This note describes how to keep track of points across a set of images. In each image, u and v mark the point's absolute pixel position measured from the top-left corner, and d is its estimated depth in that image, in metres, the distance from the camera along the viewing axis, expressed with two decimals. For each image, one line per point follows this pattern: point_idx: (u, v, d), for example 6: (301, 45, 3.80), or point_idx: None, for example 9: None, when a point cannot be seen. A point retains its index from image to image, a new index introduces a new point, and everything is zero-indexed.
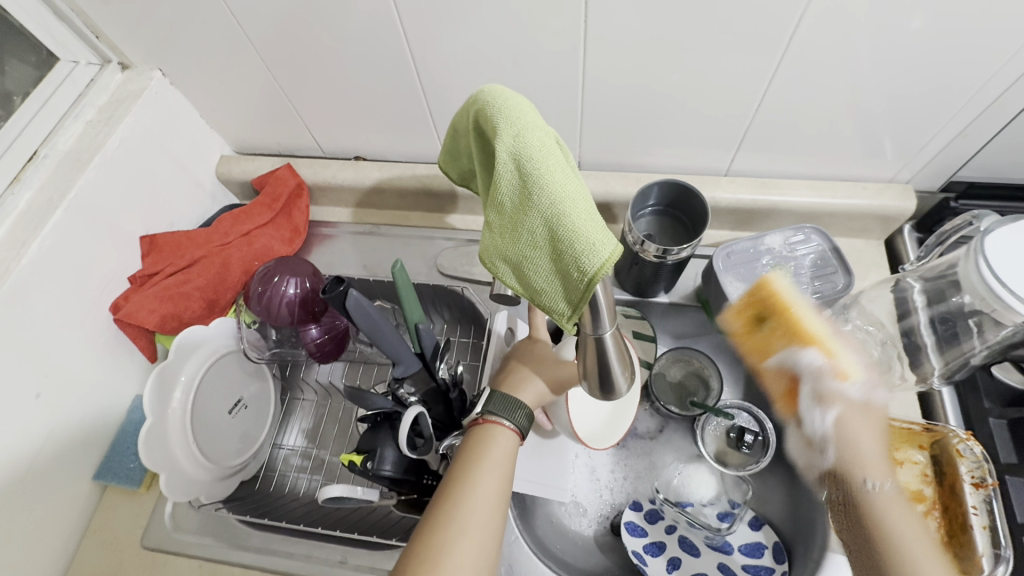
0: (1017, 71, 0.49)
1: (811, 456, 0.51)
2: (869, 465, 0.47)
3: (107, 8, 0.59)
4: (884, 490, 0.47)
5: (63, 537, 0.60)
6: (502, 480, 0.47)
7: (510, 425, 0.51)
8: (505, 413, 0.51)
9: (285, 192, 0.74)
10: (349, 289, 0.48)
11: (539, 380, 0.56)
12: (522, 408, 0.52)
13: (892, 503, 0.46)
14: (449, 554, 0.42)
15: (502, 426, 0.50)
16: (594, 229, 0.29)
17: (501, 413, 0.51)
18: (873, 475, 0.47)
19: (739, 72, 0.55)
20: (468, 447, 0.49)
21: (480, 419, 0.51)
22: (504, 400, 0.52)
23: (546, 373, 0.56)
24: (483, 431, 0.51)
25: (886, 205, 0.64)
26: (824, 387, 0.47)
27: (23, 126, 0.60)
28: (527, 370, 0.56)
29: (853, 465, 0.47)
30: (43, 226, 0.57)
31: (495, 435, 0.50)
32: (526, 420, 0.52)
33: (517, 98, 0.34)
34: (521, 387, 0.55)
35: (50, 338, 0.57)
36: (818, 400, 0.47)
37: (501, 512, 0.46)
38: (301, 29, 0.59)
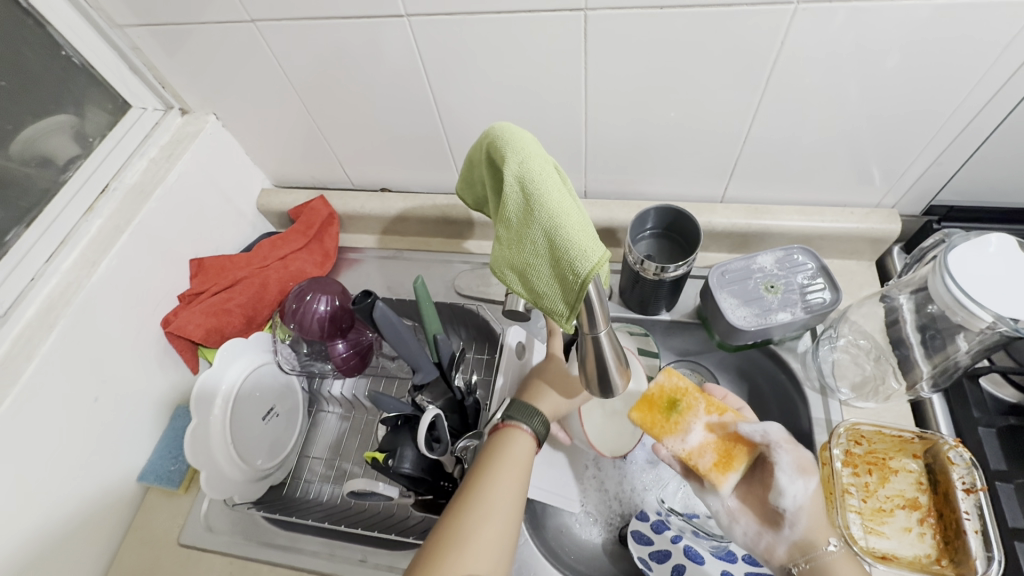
0: (982, 100, 0.54)
1: (768, 537, 0.52)
2: (819, 529, 0.50)
3: (175, 63, 0.69)
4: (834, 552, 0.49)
5: (108, 532, 0.66)
6: (523, 474, 0.52)
7: (529, 429, 0.56)
8: (525, 418, 0.56)
9: (318, 221, 0.82)
10: (376, 301, 0.54)
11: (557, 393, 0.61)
12: (539, 415, 0.57)
13: (841, 561, 0.48)
14: (476, 527, 0.46)
15: (522, 430, 0.56)
16: (585, 239, 0.35)
17: (521, 417, 0.56)
18: (830, 537, 0.50)
19: (727, 108, 0.61)
20: (490, 446, 0.55)
21: (502, 423, 0.56)
22: (526, 412, 0.57)
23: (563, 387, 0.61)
24: (503, 434, 0.56)
25: (874, 228, 0.69)
26: (780, 455, 0.52)
27: (99, 163, 0.69)
28: (546, 384, 0.61)
29: (817, 534, 0.50)
30: (111, 248, 0.65)
31: (516, 438, 0.55)
32: (543, 429, 0.57)
33: (520, 131, 0.40)
34: (541, 398, 0.60)
35: (111, 348, 0.65)
36: (799, 465, 0.51)
37: (522, 501, 0.51)
38: (340, 78, 0.67)
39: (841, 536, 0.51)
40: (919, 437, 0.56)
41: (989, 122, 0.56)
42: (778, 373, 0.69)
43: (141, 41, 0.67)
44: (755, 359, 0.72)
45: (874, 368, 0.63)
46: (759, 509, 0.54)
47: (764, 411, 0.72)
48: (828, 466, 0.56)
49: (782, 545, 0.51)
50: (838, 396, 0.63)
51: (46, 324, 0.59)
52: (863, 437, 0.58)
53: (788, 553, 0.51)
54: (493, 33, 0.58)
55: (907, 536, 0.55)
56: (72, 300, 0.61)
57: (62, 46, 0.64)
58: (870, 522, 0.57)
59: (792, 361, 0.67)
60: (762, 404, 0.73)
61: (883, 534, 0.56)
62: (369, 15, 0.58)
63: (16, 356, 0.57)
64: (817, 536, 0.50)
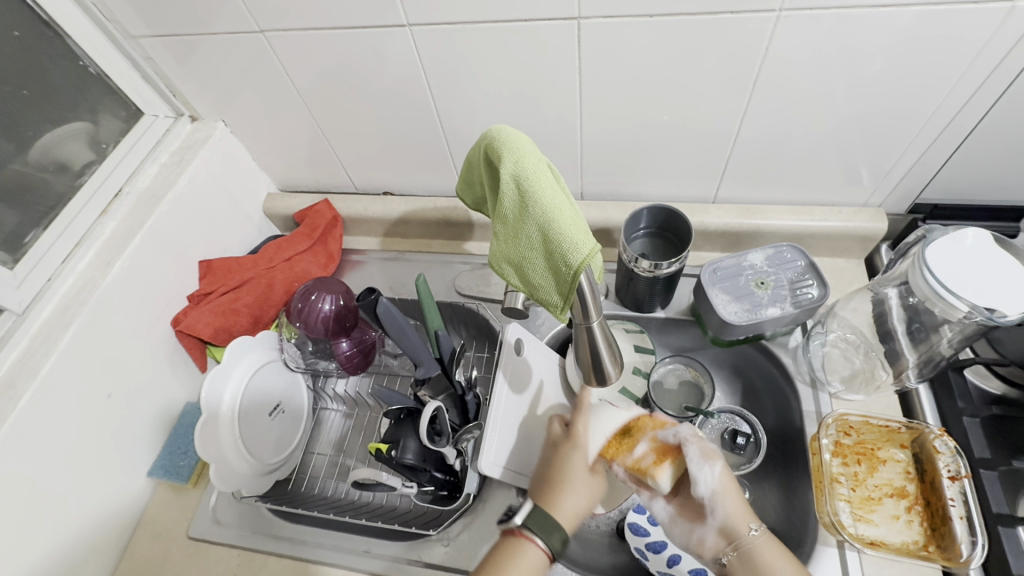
0: (960, 101, 0.57)
1: (697, 530, 0.54)
2: (739, 516, 0.52)
3: (187, 72, 0.72)
4: (756, 539, 0.50)
5: (120, 525, 0.68)
6: None
7: (543, 545, 0.48)
8: (542, 534, 0.49)
9: (322, 224, 0.85)
10: (379, 297, 0.56)
11: (581, 492, 0.53)
12: (558, 529, 0.49)
13: (763, 547, 0.50)
14: None
15: (535, 545, 0.48)
16: (576, 232, 0.37)
17: (536, 530, 0.49)
18: (750, 523, 0.51)
19: (716, 111, 0.64)
20: (494, 554, 0.48)
21: (514, 531, 0.49)
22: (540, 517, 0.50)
23: (587, 485, 0.54)
24: (513, 543, 0.49)
25: (861, 226, 0.71)
26: (693, 450, 0.53)
27: (113, 168, 0.72)
28: (567, 480, 0.54)
29: (737, 519, 0.52)
30: (125, 250, 0.67)
31: (526, 552, 0.48)
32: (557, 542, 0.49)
33: (515, 132, 0.43)
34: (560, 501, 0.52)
35: (123, 346, 0.67)
36: (704, 452, 0.53)
37: None
38: (344, 85, 0.70)
39: (831, 524, 0.54)
40: (906, 427, 0.58)
41: (967, 122, 0.59)
42: (770, 368, 0.71)
43: (155, 52, 0.70)
44: (748, 355, 0.74)
45: (864, 362, 0.65)
46: (690, 504, 0.55)
47: (758, 406, 0.74)
48: (818, 455, 0.58)
49: (710, 535, 0.53)
50: (828, 388, 0.65)
51: (62, 322, 0.62)
52: (852, 428, 0.60)
53: (717, 542, 0.52)
54: (491, 41, 0.60)
55: (895, 523, 0.57)
56: (87, 299, 0.63)
57: (80, 56, 0.67)
58: (859, 510, 0.58)
59: (783, 355, 0.69)
60: (756, 398, 0.75)
61: (872, 522, 0.57)
62: (372, 25, 0.61)
63: (33, 353, 0.60)
64: (738, 523, 0.51)
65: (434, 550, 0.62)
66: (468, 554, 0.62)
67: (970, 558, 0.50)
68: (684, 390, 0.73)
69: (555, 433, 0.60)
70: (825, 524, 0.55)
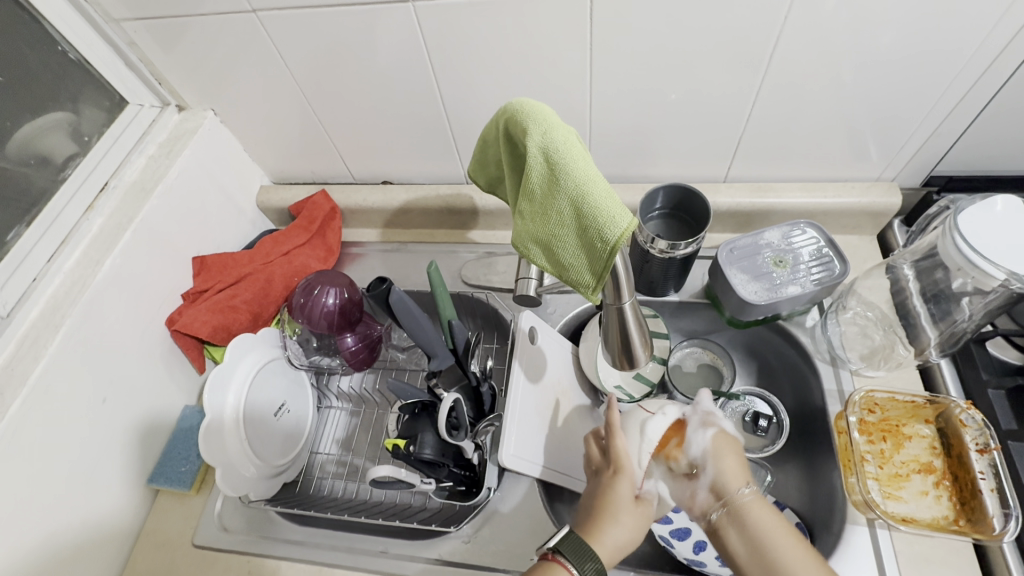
0: (976, 73, 0.56)
1: (688, 487, 0.50)
2: (733, 475, 0.48)
3: (173, 58, 0.68)
4: (750, 497, 0.46)
5: (121, 536, 0.64)
6: None
7: None
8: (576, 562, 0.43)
9: (321, 215, 0.81)
10: (392, 286, 0.54)
11: (625, 525, 0.47)
12: (594, 561, 0.43)
13: (757, 507, 0.45)
14: None
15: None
16: (613, 207, 0.35)
17: (572, 559, 0.43)
18: (747, 484, 0.47)
19: (729, 87, 0.62)
20: None
21: (547, 556, 0.44)
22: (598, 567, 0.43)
23: (631, 520, 0.48)
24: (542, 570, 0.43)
25: (874, 202, 0.70)
26: (704, 413, 0.53)
27: (97, 161, 0.68)
28: (610, 512, 0.48)
29: (729, 477, 0.48)
30: (114, 246, 0.64)
31: None
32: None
33: (539, 104, 0.40)
34: (602, 534, 0.47)
35: (117, 348, 0.63)
36: (704, 419, 0.52)
37: None
38: (343, 68, 0.66)
39: (863, 503, 0.53)
40: (931, 401, 0.57)
41: (983, 95, 0.58)
42: (787, 348, 0.70)
43: (138, 37, 0.66)
44: (763, 336, 0.72)
45: (883, 338, 0.64)
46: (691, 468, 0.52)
47: (775, 387, 0.73)
48: (845, 434, 0.57)
49: (702, 491, 0.49)
50: (848, 365, 0.64)
51: (51, 324, 0.58)
52: (877, 405, 0.59)
53: (708, 499, 0.48)
54: (496, 17, 0.58)
55: (924, 499, 0.56)
56: (76, 300, 0.60)
57: (57, 40, 0.63)
58: (888, 488, 0.57)
59: (801, 335, 0.68)
60: (773, 380, 0.73)
61: (901, 499, 0.56)
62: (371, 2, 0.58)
63: (21, 357, 0.56)
64: (732, 480, 0.47)
65: (455, 547, 0.60)
66: (489, 549, 0.60)
67: (1005, 531, 0.49)
68: (702, 373, 0.72)
69: (592, 451, 0.55)
70: (856, 503, 0.54)
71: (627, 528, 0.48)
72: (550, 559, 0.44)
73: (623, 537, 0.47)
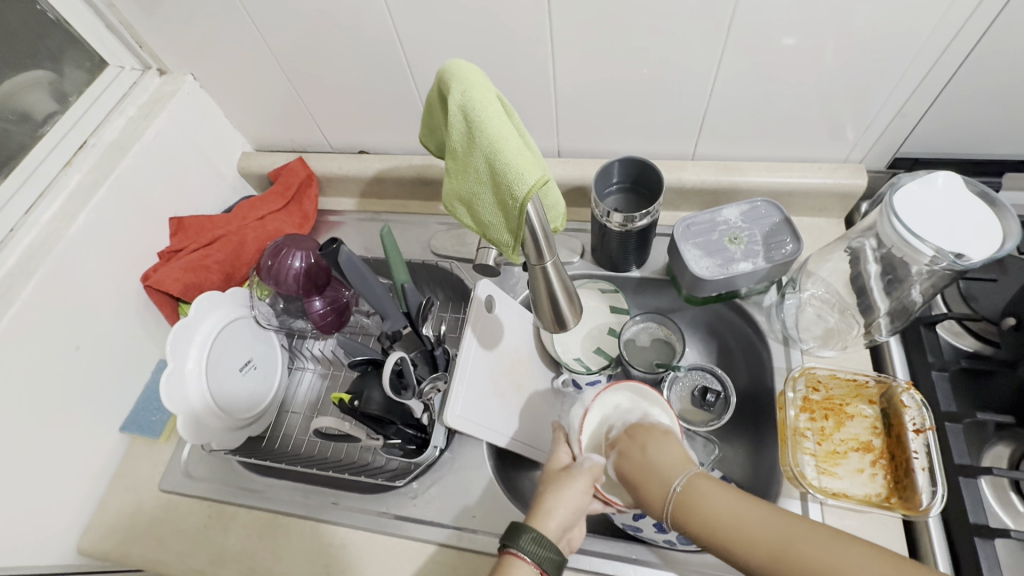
0: (938, 51, 0.55)
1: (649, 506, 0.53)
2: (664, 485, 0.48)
3: (149, 21, 0.70)
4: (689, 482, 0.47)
5: (94, 477, 0.68)
6: None
7: (527, 556, 0.46)
8: (518, 544, 0.46)
9: (296, 182, 0.84)
10: (341, 246, 0.55)
11: (572, 508, 0.50)
12: (533, 533, 0.46)
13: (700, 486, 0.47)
14: None
15: (516, 560, 0.46)
16: (524, 165, 0.37)
17: (521, 545, 0.46)
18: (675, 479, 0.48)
19: (690, 62, 0.61)
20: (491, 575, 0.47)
21: (501, 553, 0.47)
22: (536, 536, 0.46)
23: (579, 497, 0.50)
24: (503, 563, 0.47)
25: (840, 183, 0.69)
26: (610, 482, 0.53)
27: (77, 119, 0.70)
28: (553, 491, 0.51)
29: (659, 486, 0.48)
30: (89, 202, 0.66)
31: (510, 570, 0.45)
32: (554, 567, 0.47)
33: (462, 63, 0.41)
34: (556, 510, 0.49)
35: (91, 300, 0.66)
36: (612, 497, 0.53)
37: None
38: (312, 36, 0.67)
39: (793, 476, 0.54)
40: (875, 380, 0.58)
41: (944, 74, 0.57)
42: (743, 326, 0.70)
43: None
44: (722, 315, 0.73)
45: (839, 320, 0.64)
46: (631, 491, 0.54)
47: (733, 366, 0.73)
48: (783, 410, 0.58)
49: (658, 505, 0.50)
50: (801, 345, 0.64)
51: (25, 272, 0.61)
52: (820, 382, 0.60)
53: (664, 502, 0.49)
54: None
55: (859, 476, 0.57)
56: (50, 251, 0.63)
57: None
58: (824, 464, 0.58)
59: (757, 314, 0.68)
60: (730, 358, 0.74)
61: (836, 475, 0.57)
62: None
63: None
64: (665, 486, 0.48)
65: (402, 502, 0.63)
66: (434, 506, 0.62)
67: (930, 506, 0.49)
68: (655, 347, 0.72)
69: (558, 457, 0.56)
70: (787, 477, 0.55)
71: (571, 503, 0.50)
72: (508, 555, 0.46)
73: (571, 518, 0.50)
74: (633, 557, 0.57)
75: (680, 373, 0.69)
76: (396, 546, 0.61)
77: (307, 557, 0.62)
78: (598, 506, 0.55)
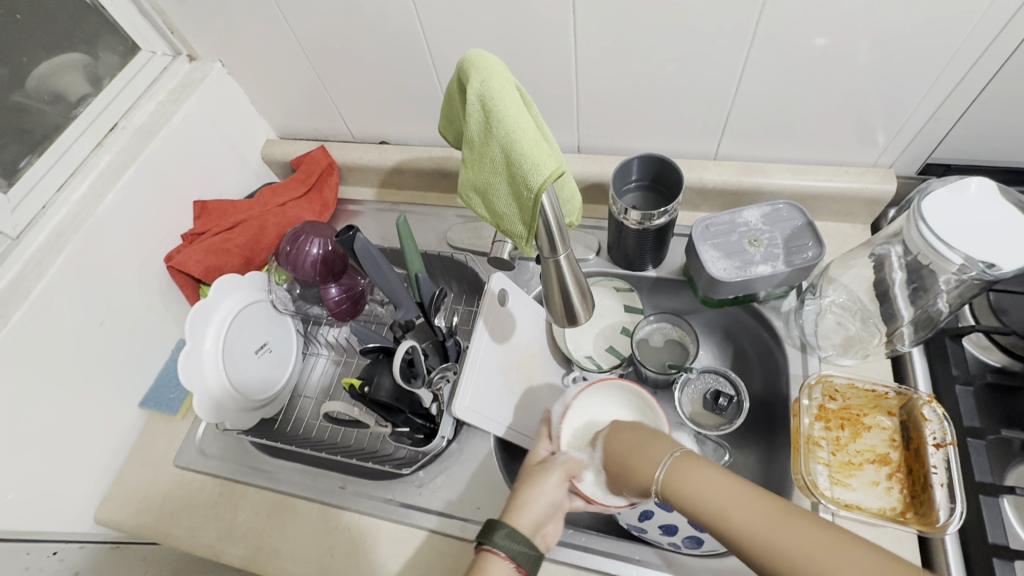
0: (976, 53, 0.53)
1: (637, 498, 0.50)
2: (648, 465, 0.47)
3: (180, 8, 0.71)
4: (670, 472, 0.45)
5: (113, 450, 0.71)
6: None
7: (501, 552, 0.45)
8: (491, 540, 0.46)
9: (317, 170, 0.85)
10: (357, 234, 0.56)
11: (542, 502, 0.49)
12: (502, 526, 0.47)
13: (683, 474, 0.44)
14: None
15: (491, 556, 0.46)
16: (540, 157, 0.37)
17: (492, 540, 0.46)
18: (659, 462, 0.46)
19: (714, 60, 0.60)
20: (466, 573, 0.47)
21: (475, 549, 0.47)
22: (509, 532, 0.46)
23: (550, 492, 0.50)
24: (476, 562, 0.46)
25: (867, 188, 0.67)
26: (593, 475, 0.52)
27: (109, 102, 0.72)
28: (525, 485, 0.51)
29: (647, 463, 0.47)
30: (117, 182, 0.68)
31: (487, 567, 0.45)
32: (531, 562, 0.47)
33: (482, 52, 0.41)
34: (526, 502, 0.49)
35: (116, 277, 0.68)
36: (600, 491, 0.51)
37: None
38: (337, 26, 0.68)
39: (804, 485, 0.53)
40: (895, 391, 0.56)
41: (981, 78, 0.55)
42: (760, 330, 0.69)
43: None
44: (739, 319, 0.72)
45: (860, 328, 0.62)
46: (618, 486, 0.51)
47: (747, 370, 0.72)
48: (797, 417, 0.57)
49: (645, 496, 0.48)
50: (818, 353, 0.63)
51: (54, 248, 0.63)
52: (837, 392, 0.59)
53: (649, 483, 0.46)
54: None
55: (874, 489, 0.55)
56: (78, 228, 0.65)
57: None
58: (838, 474, 0.56)
59: (775, 319, 0.67)
60: (744, 363, 0.73)
61: (850, 486, 0.55)
62: None
63: (26, 277, 0.61)
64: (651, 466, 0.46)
65: (407, 490, 0.63)
66: (438, 495, 0.63)
67: (948, 523, 0.48)
68: (669, 348, 0.71)
69: (537, 453, 0.56)
70: (799, 486, 0.54)
71: (541, 499, 0.49)
72: (483, 550, 0.46)
73: (541, 512, 0.49)
74: (637, 557, 0.56)
75: (691, 375, 0.68)
76: (400, 533, 0.61)
77: (311, 538, 0.63)
78: (578, 502, 0.53)
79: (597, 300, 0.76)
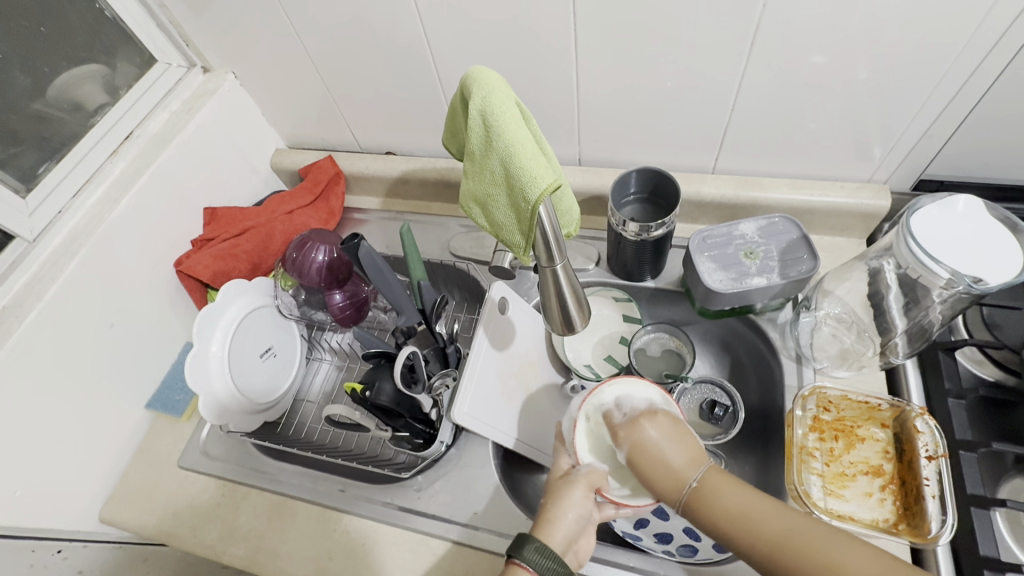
0: (966, 73, 0.54)
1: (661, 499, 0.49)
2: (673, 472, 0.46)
3: (196, 23, 0.74)
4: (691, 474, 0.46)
5: (119, 449, 0.72)
6: None
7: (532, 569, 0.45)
8: (526, 558, 0.45)
9: (324, 179, 0.87)
10: (361, 241, 0.58)
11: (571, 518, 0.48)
12: (534, 541, 0.46)
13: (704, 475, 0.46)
14: None
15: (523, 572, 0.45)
16: (538, 169, 0.39)
17: (527, 558, 0.45)
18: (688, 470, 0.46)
19: (711, 77, 0.62)
20: None
21: (506, 564, 0.46)
22: (539, 547, 0.46)
23: (578, 507, 0.49)
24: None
25: (862, 203, 0.69)
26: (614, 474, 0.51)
27: (125, 111, 0.75)
28: (553, 501, 0.49)
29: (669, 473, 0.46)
30: (131, 188, 0.70)
31: None
32: None
33: (482, 69, 0.43)
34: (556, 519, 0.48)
35: (127, 281, 0.70)
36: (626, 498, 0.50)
37: None
38: (347, 42, 0.70)
39: (797, 495, 0.54)
40: (888, 403, 0.57)
41: (971, 97, 0.56)
42: (757, 341, 0.70)
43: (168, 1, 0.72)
44: (736, 330, 0.72)
45: (855, 341, 0.63)
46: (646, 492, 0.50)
47: (744, 381, 0.73)
48: (791, 428, 0.58)
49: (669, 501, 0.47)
50: (813, 364, 0.64)
51: (69, 251, 0.65)
52: (831, 403, 0.59)
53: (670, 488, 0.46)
54: None
55: (867, 500, 0.55)
56: (93, 232, 0.67)
57: None
58: (831, 485, 0.57)
59: (771, 330, 0.68)
60: (741, 374, 0.73)
61: (843, 497, 0.56)
62: None
63: (42, 278, 0.63)
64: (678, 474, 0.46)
65: (406, 494, 0.64)
66: (437, 500, 0.64)
67: (939, 534, 0.48)
68: (665, 358, 0.73)
69: (560, 464, 0.54)
70: (793, 496, 0.55)
71: (569, 515, 0.49)
72: (513, 563, 0.46)
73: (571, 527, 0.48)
74: (632, 565, 0.57)
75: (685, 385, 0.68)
76: (398, 537, 0.62)
77: (311, 541, 0.63)
78: (608, 511, 0.51)
79: (596, 309, 0.77)
